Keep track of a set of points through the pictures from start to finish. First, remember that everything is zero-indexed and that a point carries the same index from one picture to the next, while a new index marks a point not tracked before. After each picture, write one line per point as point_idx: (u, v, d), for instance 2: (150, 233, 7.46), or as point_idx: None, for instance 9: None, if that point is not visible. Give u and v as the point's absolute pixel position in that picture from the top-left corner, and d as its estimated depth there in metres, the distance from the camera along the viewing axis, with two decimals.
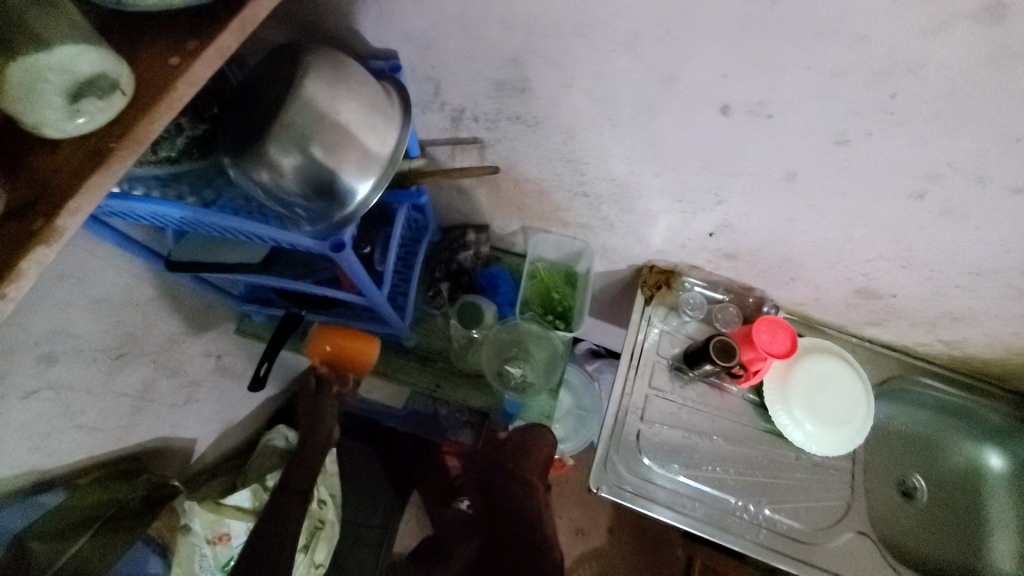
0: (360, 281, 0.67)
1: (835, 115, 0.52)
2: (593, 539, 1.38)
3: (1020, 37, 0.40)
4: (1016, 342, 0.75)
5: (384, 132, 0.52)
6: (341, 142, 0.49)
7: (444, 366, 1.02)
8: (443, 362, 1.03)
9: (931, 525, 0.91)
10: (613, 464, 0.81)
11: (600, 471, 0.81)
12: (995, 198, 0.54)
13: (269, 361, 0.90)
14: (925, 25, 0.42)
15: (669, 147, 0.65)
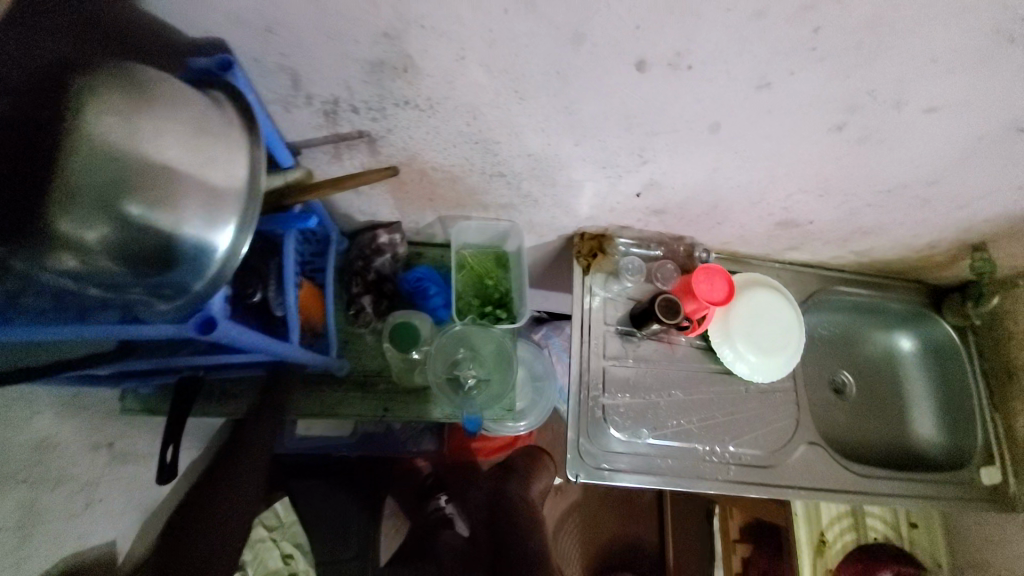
0: (252, 342, 0.57)
1: (757, 58, 0.47)
2: (571, 494, 1.33)
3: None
4: (915, 242, 0.82)
5: (226, 163, 0.41)
6: (170, 192, 0.38)
7: (385, 385, 0.93)
8: (385, 382, 0.93)
9: (862, 412, 1.01)
10: (584, 443, 0.80)
11: (573, 455, 0.79)
12: (908, 120, 0.54)
13: (175, 443, 0.76)
14: None
15: (587, 113, 0.58)
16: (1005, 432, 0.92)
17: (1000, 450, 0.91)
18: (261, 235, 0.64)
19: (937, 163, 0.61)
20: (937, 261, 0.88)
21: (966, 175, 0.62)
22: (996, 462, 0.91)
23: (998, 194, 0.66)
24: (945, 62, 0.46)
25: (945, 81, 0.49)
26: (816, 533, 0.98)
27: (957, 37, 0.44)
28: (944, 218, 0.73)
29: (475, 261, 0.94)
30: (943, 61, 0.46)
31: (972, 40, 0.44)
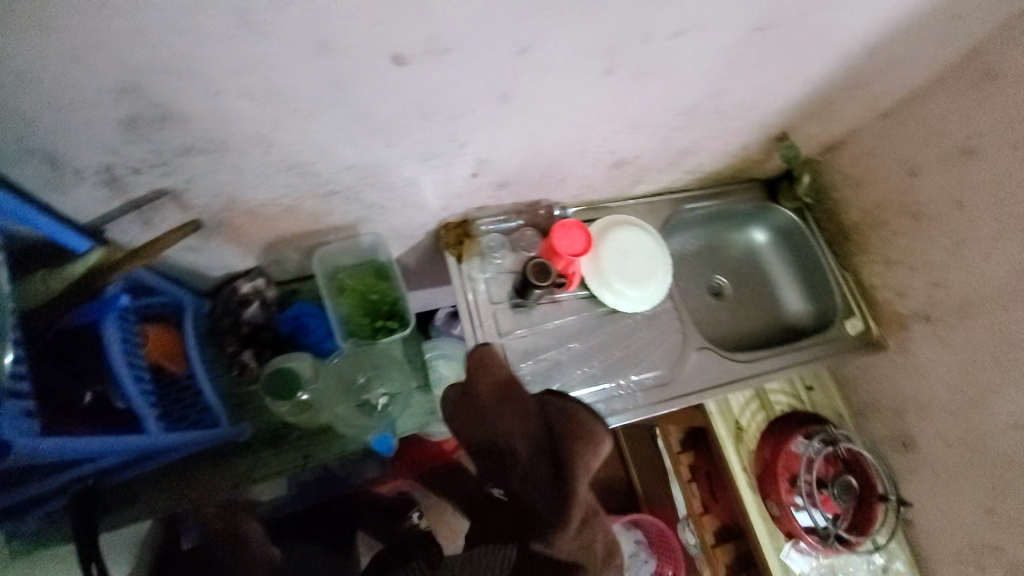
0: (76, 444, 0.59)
1: (504, 26, 0.50)
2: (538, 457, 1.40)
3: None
4: (730, 147, 0.92)
5: None
6: None
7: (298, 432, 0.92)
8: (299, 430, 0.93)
9: (743, 304, 1.14)
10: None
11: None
12: (666, 47, 0.59)
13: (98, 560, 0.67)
14: None
15: (381, 115, 0.58)
16: (855, 285, 1.06)
17: (856, 303, 1.05)
18: (74, 338, 0.65)
19: (708, 77, 0.68)
20: (758, 158, 0.99)
21: (736, 81, 0.71)
22: (855, 313, 1.04)
23: (771, 89, 0.76)
24: None
25: (677, 7, 0.54)
26: (732, 424, 1.06)
27: None
28: (741, 120, 0.82)
29: (353, 280, 0.90)
30: None
31: None
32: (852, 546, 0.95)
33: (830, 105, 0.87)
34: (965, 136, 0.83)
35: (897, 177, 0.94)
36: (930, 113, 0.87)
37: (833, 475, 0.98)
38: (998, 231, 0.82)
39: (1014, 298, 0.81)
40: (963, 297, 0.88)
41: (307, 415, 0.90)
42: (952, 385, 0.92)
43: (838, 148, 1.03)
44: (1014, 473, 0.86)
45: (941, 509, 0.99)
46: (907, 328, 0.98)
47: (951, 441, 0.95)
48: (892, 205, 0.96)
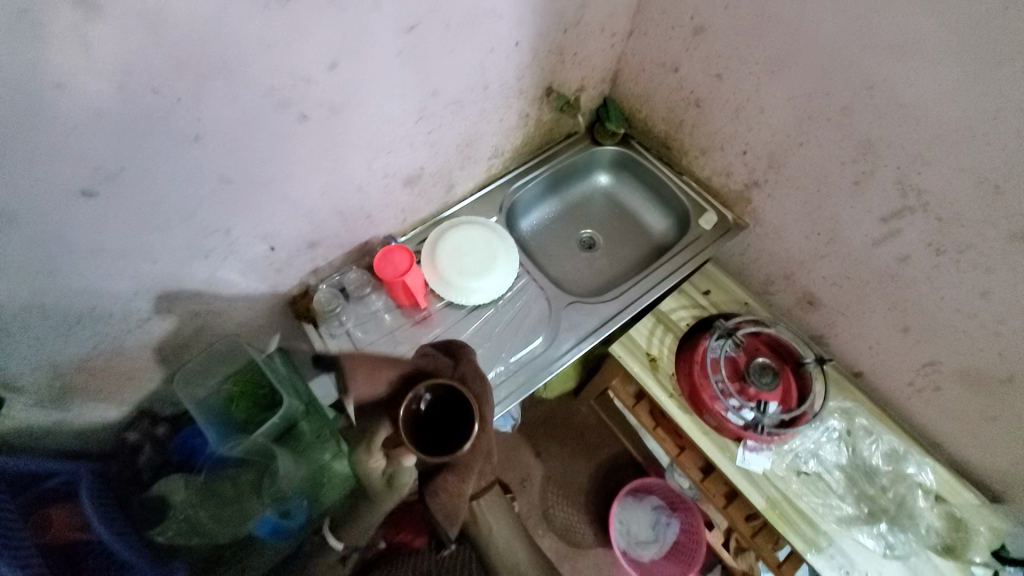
0: None
1: (156, 127, 0.57)
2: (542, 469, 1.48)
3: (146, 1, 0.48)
4: (509, 120, 0.98)
5: None
6: None
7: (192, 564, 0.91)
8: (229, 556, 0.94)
9: (615, 245, 1.18)
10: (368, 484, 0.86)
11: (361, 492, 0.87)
12: (336, 78, 0.66)
13: None
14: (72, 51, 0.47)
15: (117, 243, 0.64)
16: (696, 185, 1.11)
17: (704, 200, 1.10)
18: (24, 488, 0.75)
19: (411, 80, 0.74)
20: (548, 117, 1.05)
21: (444, 72, 0.77)
22: (707, 208, 1.10)
23: (489, 63, 0.82)
24: (283, 41, 0.58)
25: (309, 45, 0.60)
26: (644, 357, 1.07)
27: (262, 27, 0.56)
28: (489, 99, 0.89)
29: (239, 385, 0.92)
30: (281, 42, 0.58)
31: (271, 19, 0.55)
32: (792, 424, 0.94)
33: (569, 49, 0.93)
34: (689, 19, 0.89)
35: (668, 78, 1.00)
36: (656, 15, 0.94)
37: (746, 364, 0.99)
38: (756, 83, 0.86)
39: (800, 131, 0.84)
40: (768, 151, 0.92)
41: (207, 532, 0.92)
42: (807, 229, 0.94)
43: (620, 75, 1.10)
44: (896, 283, 0.86)
45: (871, 347, 0.97)
46: (749, 201, 1.02)
47: (838, 280, 0.95)
48: (679, 101, 1.02)
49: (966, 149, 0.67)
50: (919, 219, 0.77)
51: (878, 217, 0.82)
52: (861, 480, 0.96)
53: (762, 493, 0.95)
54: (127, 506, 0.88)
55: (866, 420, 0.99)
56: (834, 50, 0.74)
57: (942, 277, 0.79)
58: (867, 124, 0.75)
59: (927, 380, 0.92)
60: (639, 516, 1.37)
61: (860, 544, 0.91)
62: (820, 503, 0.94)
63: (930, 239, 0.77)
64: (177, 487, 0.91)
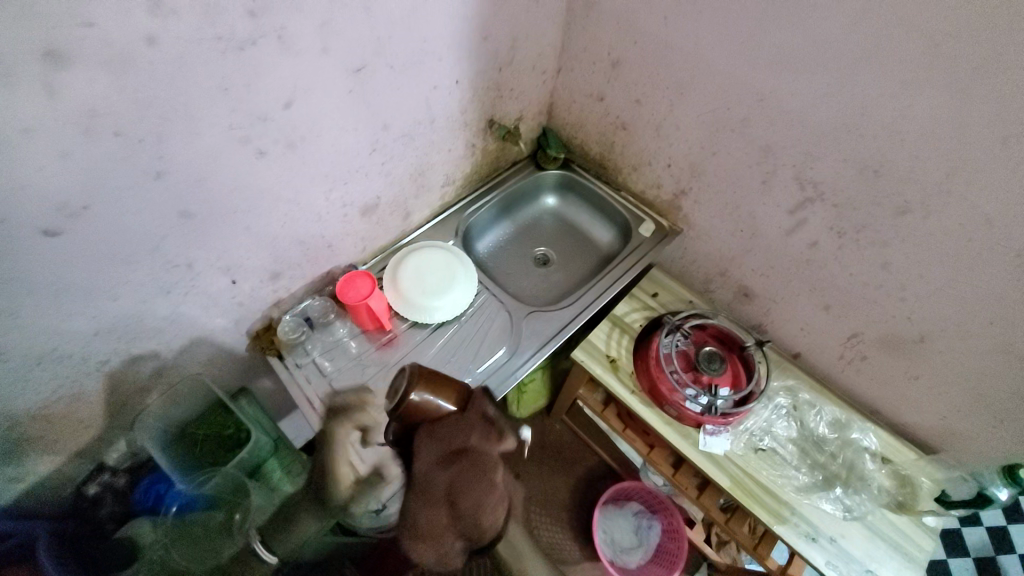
0: None
1: (122, 166, 0.60)
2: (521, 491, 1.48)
3: (113, 48, 0.53)
4: (457, 151, 1.07)
5: None
6: None
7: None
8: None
9: (567, 259, 1.27)
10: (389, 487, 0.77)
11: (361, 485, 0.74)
12: (292, 115, 0.72)
13: None
14: (40, 98, 0.51)
15: (81, 281, 0.66)
16: (632, 198, 1.23)
17: (641, 211, 1.21)
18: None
19: (361, 115, 0.81)
20: (493, 146, 1.15)
21: (391, 108, 0.85)
22: (645, 218, 1.21)
23: (433, 98, 0.91)
24: (240, 84, 0.64)
25: (265, 86, 0.66)
26: (605, 359, 1.13)
27: (220, 71, 0.61)
28: (436, 131, 0.98)
29: (204, 429, 0.94)
30: (237, 84, 0.64)
31: (228, 64, 0.61)
32: (743, 403, 1.02)
33: (505, 85, 1.04)
34: (606, 55, 1.02)
35: (596, 106, 1.13)
36: (579, 53, 1.07)
37: (696, 353, 1.06)
38: (669, 105, 0.99)
39: (712, 142, 0.97)
40: (688, 162, 1.04)
41: (185, 574, 0.90)
42: (732, 227, 1.06)
43: (554, 108, 1.22)
44: (811, 266, 0.97)
45: (803, 327, 1.07)
46: (680, 208, 1.14)
47: (765, 271, 1.06)
48: (607, 126, 1.14)
49: (844, 142, 0.79)
50: (819, 207, 0.89)
51: (786, 209, 0.94)
52: (812, 450, 1.03)
53: (726, 473, 1.01)
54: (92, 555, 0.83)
55: (808, 394, 1.08)
56: (725, 72, 0.87)
57: (847, 255, 0.90)
58: (763, 130, 0.88)
59: (855, 351, 1.01)
60: (621, 523, 1.39)
61: (820, 510, 0.97)
62: (780, 476, 1.00)
63: (831, 223, 0.89)
64: (145, 530, 0.89)
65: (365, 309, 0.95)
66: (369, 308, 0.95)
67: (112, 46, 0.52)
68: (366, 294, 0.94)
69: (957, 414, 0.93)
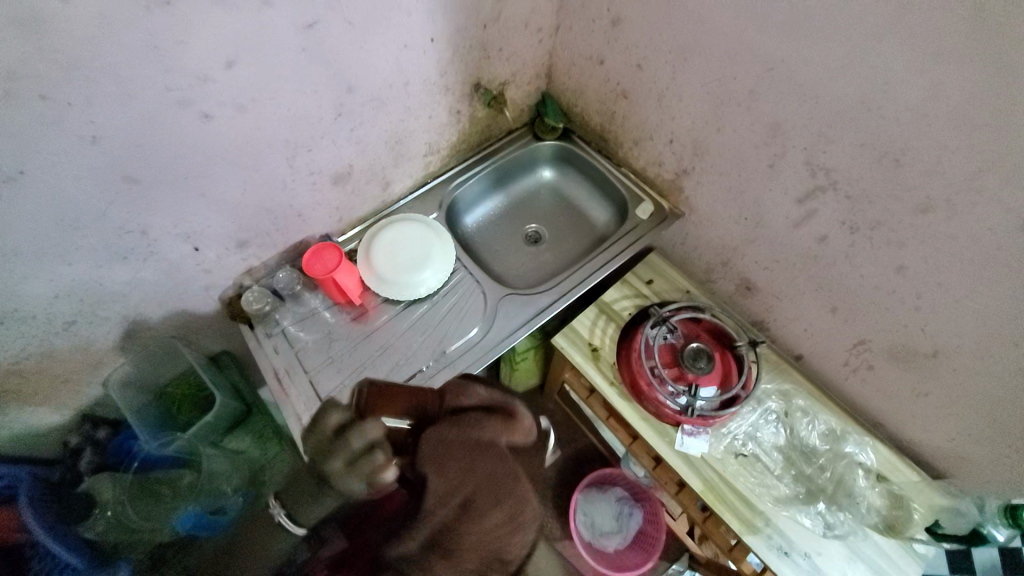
0: None
1: (53, 131, 0.58)
2: None
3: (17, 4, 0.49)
4: (439, 117, 1.00)
5: None
6: None
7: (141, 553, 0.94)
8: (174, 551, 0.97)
9: (559, 238, 1.19)
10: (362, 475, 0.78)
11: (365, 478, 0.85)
12: (238, 77, 0.68)
13: None
14: None
15: (29, 244, 0.66)
16: (632, 175, 1.13)
17: (640, 190, 1.12)
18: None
19: (319, 78, 0.76)
20: (482, 113, 1.07)
21: (356, 70, 0.79)
22: (644, 198, 1.11)
23: (405, 59, 0.84)
24: (172, 42, 0.60)
25: (202, 44, 0.62)
26: (586, 347, 1.08)
27: (147, 30, 0.57)
28: (413, 95, 0.91)
29: (180, 389, 0.99)
30: (169, 43, 0.59)
31: (155, 20, 0.57)
32: (727, 406, 0.95)
33: (492, 45, 0.95)
34: (606, 11, 0.92)
35: (596, 71, 1.03)
36: (578, 9, 0.96)
37: (682, 349, 0.99)
38: (671, 71, 0.88)
39: (715, 117, 0.86)
40: (691, 138, 0.93)
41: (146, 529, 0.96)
42: (735, 214, 0.95)
43: (553, 71, 1.12)
44: (819, 264, 0.86)
45: (807, 329, 0.97)
46: (682, 189, 1.04)
47: (769, 264, 0.96)
48: (608, 94, 1.04)
49: (863, 123, 0.67)
50: (830, 198, 0.78)
51: (794, 198, 0.83)
52: (799, 461, 0.97)
53: (701, 476, 0.96)
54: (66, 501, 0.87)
55: (804, 401, 1.00)
56: (732, 35, 0.76)
57: (859, 255, 0.79)
58: (771, 106, 0.77)
59: (860, 359, 0.91)
60: (603, 507, 1.35)
61: (797, 524, 0.91)
62: (759, 485, 0.95)
63: (843, 217, 0.77)
64: (106, 486, 0.93)
65: (332, 282, 0.93)
66: (336, 282, 0.92)
67: (18, 4, 0.49)
68: (332, 268, 0.91)
69: (967, 437, 0.83)
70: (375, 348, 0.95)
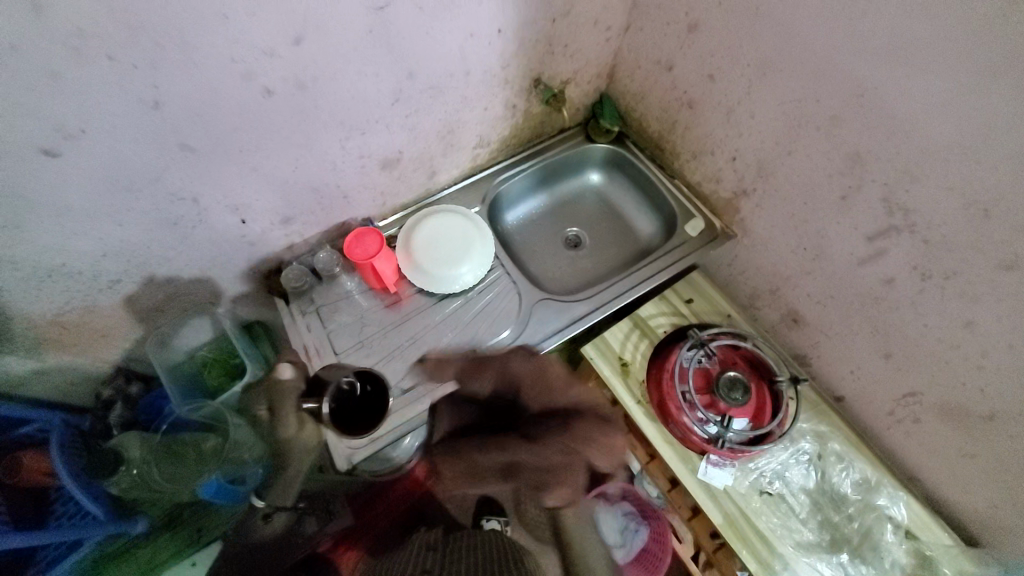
0: None
1: (119, 95, 0.58)
2: None
3: None
4: (494, 110, 0.97)
5: None
6: None
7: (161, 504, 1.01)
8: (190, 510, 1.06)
9: (600, 246, 1.16)
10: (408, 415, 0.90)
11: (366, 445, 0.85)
12: (302, 53, 0.66)
13: None
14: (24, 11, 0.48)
15: (82, 202, 0.66)
16: (686, 188, 1.09)
17: (692, 205, 1.07)
18: (24, 438, 0.84)
19: (381, 61, 0.74)
20: (537, 109, 1.04)
21: (418, 56, 0.77)
22: (695, 214, 1.07)
23: (469, 49, 0.81)
24: (241, 12, 0.58)
25: (270, 17, 0.60)
26: (616, 361, 1.05)
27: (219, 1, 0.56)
28: (471, 85, 0.88)
29: (213, 353, 0.98)
30: (238, 13, 0.58)
31: None
32: (758, 442, 0.91)
33: (558, 40, 0.92)
34: (684, 16, 0.87)
35: (662, 77, 0.98)
36: (652, 10, 0.92)
37: (718, 376, 0.95)
38: (747, 86, 0.83)
39: (789, 140, 0.81)
40: (757, 158, 0.88)
41: (168, 485, 0.97)
42: (794, 243, 0.90)
43: (616, 71, 1.08)
44: (879, 307, 0.81)
45: (853, 371, 0.92)
46: (738, 209, 0.99)
47: (823, 300, 0.91)
48: (672, 102, 1.00)
49: (957, 167, 0.62)
50: (905, 240, 0.72)
51: (864, 236, 0.78)
52: (826, 507, 0.93)
53: (721, 508, 0.93)
54: (94, 452, 0.91)
55: (840, 446, 0.96)
56: (824, 53, 0.70)
57: (927, 305, 0.74)
58: (855, 136, 0.71)
59: (908, 411, 0.86)
60: (610, 519, 1.33)
61: (817, 572, 0.88)
62: (780, 525, 0.91)
63: (916, 262, 0.72)
64: (132, 444, 0.94)
65: (370, 268, 0.92)
66: (374, 269, 0.92)
67: None
68: (371, 256, 0.90)
69: (1015, 510, 0.78)
70: (405, 339, 0.94)
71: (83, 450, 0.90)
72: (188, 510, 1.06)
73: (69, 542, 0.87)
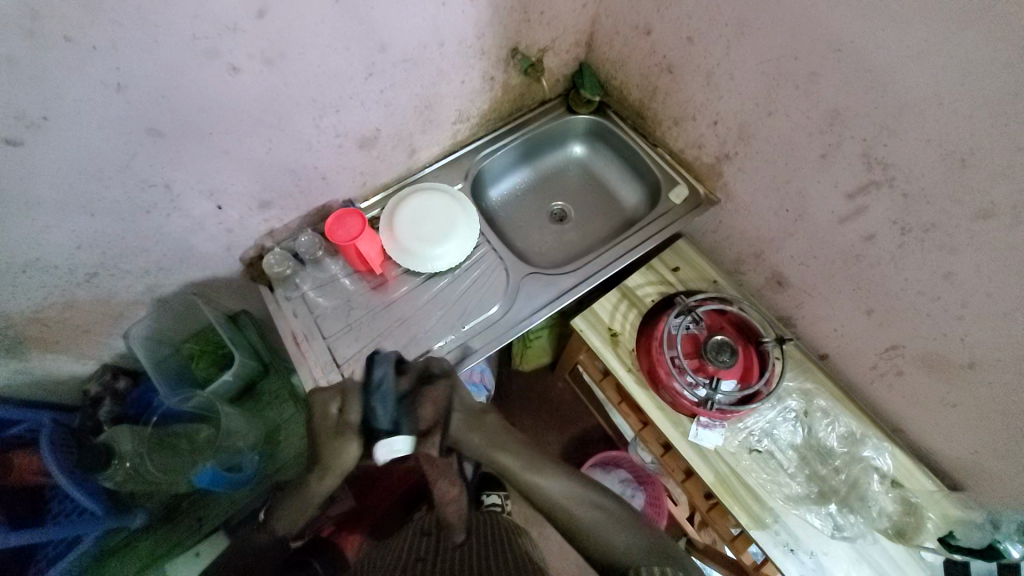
0: None
1: (79, 78, 0.55)
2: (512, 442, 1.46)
3: None
4: (472, 83, 0.95)
5: None
6: None
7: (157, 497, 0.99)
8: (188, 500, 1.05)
9: (586, 218, 1.16)
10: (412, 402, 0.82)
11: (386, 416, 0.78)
12: (267, 27, 0.64)
13: None
14: None
15: (51, 194, 0.64)
16: (669, 156, 1.08)
17: (676, 172, 1.07)
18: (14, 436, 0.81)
19: (351, 32, 0.71)
20: (516, 81, 1.02)
21: (389, 28, 0.74)
22: (679, 182, 1.07)
23: (442, 18, 0.79)
24: None
25: None
26: (606, 332, 1.05)
27: None
28: (447, 57, 0.86)
29: (200, 343, 1.00)
30: None
31: None
32: (747, 402, 0.93)
33: (534, 8, 0.90)
34: None
35: (641, 42, 0.97)
36: None
37: (706, 341, 0.96)
38: (725, 47, 0.82)
39: (770, 100, 0.80)
40: (738, 121, 0.88)
41: (164, 478, 0.97)
42: (777, 205, 0.91)
43: (595, 38, 1.06)
44: (860, 264, 0.82)
45: (837, 329, 0.94)
46: (721, 174, 0.99)
47: (806, 260, 0.92)
48: (651, 67, 0.98)
49: (933, 118, 0.62)
50: (884, 194, 0.73)
51: (844, 193, 0.78)
52: (813, 460, 0.96)
53: (713, 468, 0.95)
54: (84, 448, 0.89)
55: (826, 402, 0.98)
56: (801, 9, 0.69)
57: (907, 258, 0.75)
58: (834, 92, 0.71)
59: (890, 364, 0.88)
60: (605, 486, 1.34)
61: (806, 522, 0.91)
62: (770, 481, 0.94)
63: (895, 216, 0.73)
64: (124, 437, 0.92)
65: (355, 250, 0.90)
66: (359, 251, 0.90)
67: None
68: (355, 237, 0.88)
69: (992, 452, 0.81)
70: (394, 319, 0.94)
71: (78, 446, 0.89)
72: (185, 501, 1.04)
73: (67, 539, 0.85)
